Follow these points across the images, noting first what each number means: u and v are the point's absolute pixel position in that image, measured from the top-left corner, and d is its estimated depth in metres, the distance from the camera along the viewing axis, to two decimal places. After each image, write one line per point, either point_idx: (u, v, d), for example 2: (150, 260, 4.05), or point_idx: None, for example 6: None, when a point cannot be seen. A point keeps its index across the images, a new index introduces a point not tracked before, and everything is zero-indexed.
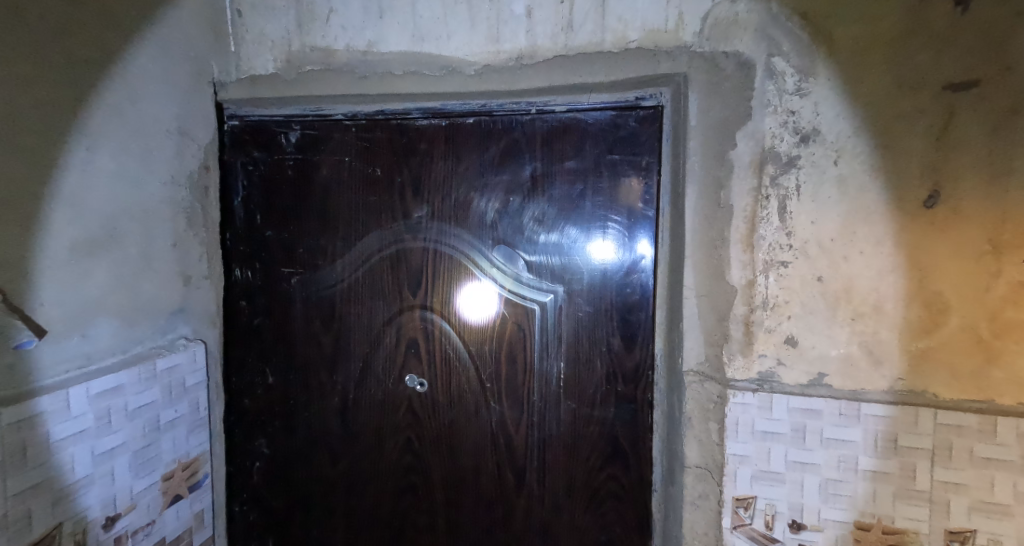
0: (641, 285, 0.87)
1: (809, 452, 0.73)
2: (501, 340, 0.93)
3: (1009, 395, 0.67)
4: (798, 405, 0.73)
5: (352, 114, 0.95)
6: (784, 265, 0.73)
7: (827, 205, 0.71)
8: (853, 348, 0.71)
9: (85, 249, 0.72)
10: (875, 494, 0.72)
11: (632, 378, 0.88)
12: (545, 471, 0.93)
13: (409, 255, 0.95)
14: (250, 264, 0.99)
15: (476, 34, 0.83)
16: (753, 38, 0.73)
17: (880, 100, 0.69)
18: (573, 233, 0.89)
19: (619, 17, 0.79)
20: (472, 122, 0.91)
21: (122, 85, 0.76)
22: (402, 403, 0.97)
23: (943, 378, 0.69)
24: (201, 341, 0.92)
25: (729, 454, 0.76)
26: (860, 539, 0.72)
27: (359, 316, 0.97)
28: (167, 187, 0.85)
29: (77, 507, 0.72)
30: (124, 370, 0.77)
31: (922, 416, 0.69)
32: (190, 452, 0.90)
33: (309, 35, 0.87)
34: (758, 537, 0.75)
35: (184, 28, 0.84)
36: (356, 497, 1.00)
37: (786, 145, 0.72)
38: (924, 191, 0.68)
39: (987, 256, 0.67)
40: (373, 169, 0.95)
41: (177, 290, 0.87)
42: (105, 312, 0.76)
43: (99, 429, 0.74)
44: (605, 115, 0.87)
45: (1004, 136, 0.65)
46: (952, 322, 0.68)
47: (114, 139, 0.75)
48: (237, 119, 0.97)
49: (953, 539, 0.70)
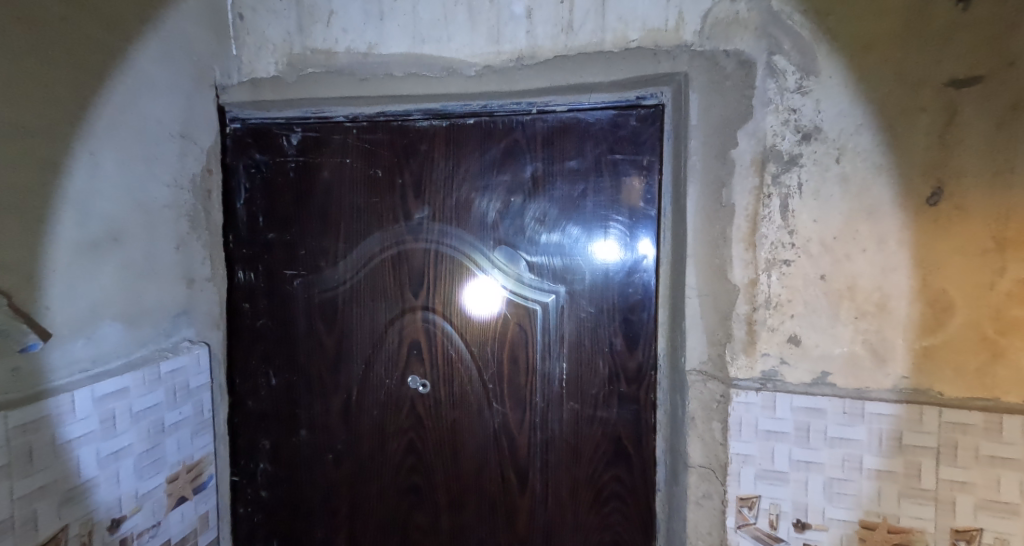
0: (643, 285, 0.87)
1: (813, 451, 0.73)
2: (503, 340, 0.93)
3: (1015, 393, 0.67)
4: (802, 404, 0.73)
5: (353, 115, 0.95)
6: (787, 264, 0.72)
7: (829, 203, 0.71)
8: (856, 347, 0.71)
9: (91, 252, 0.73)
10: (880, 493, 0.71)
11: (635, 378, 0.88)
12: (549, 473, 0.93)
13: (410, 256, 0.95)
14: (252, 266, 0.99)
15: (476, 35, 0.83)
16: (753, 36, 0.73)
17: (883, 96, 0.68)
18: (575, 233, 0.89)
19: (620, 16, 0.78)
20: (473, 123, 0.91)
21: (124, 90, 0.76)
22: (405, 403, 0.97)
23: (947, 375, 0.69)
24: (204, 343, 0.93)
25: (732, 453, 0.76)
26: (865, 538, 0.72)
27: (362, 318, 0.97)
28: (171, 191, 0.85)
29: (83, 509, 0.72)
30: (129, 373, 0.78)
31: (927, 414, 0.69)
32: (194, 454, 0.90)
33: (310, 38, 0.87)
34: (762, 537, 0.75)
35: (187, 32, 0.85)
36: (359, 499, 1.00)
37: (788, 144, 0.72)
38: (928, 189, 0.67)
39: (991, 253, 0.66)
40: (373, 170, 0.95)
41: (180, 293, 0.88)
42: (110, 315, 0.76)
43: (104, 431, 0.74)
44: (606, 115, 0.87)
45: (1008, 133, 0.65)
46: (956, 320, 0.68)
47: (117, 143, 0.76)
48: (240, 122, 0.97)
49: (959, 538, 0.69)
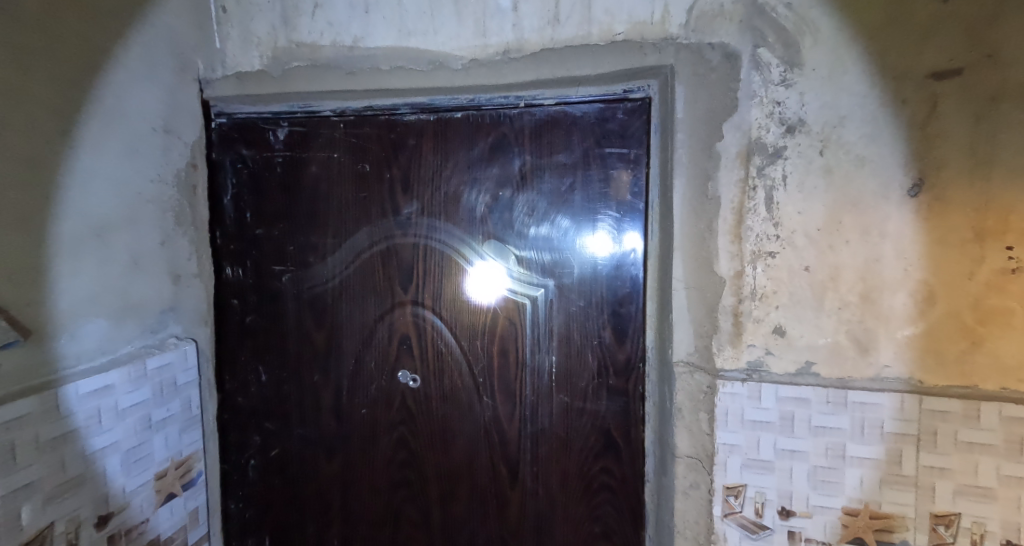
0: (631, 278, 0.88)
1: (798, 440, 0.74)
2: (493, 332, 0.93)
3: (992, 380, 0.68)
4: (787, 394, 0.74)
5: (341, 110, 0.94)
6: (772, 256, 0.73)
7: (813, 195, 0.72)
8: (840, 337, 0.72)
9: (75, 248, 0.72)
10: (863, 480, 0.73)
11: (624, 370, 0.89)
12: (539, 465, 0.93)
13: (399, 251, 0.95)
14: (241, 262, 0.99)
15: (463, 28, 0.83)
16: (738, 29, 0.73)
17: (867, 88, 0.69)
18: (565, 225, 0.89)
19: (606, 9, 0.79)
20: (461, 117, 0.91)
21: (106, 84, 0.75)
22: (395, 398, 0.97)
23: (928, 363, 0.70)
24: (191, 340, 0.92)
25: (719, 443, 0.77)
26: (848, 524, 0.73)
27: (351, 313, 0.97)
28: (155, 186, 0.84)
29: (69, 507, 0.72)
30: (114, 370, 0.77)
31: (909, 402, 0.70)
32: (183, 451, 0.90)
33: (295, 31, 0.87)
34: (748, 525, 0.76)
35: (169, 25, 0.84)
36: (351, 494, 1.00)
37: (772, 136, 0.72)
38: (909, 181, 0.68)
39: (970, 243, 0.67)
40: (361, 165, 0.95)
41: (167, 289, 0.87)
42: (95, 312, 0.76)
43: (90, 428, 0.74)
44: (593, 108, 0.87)
45: (986, 125, 0.66)
46: (936, 309, 0.69)
47: (101, 138, 0.75)
48: (225, 117, 0.96)
49: (939, 523, 0.71)
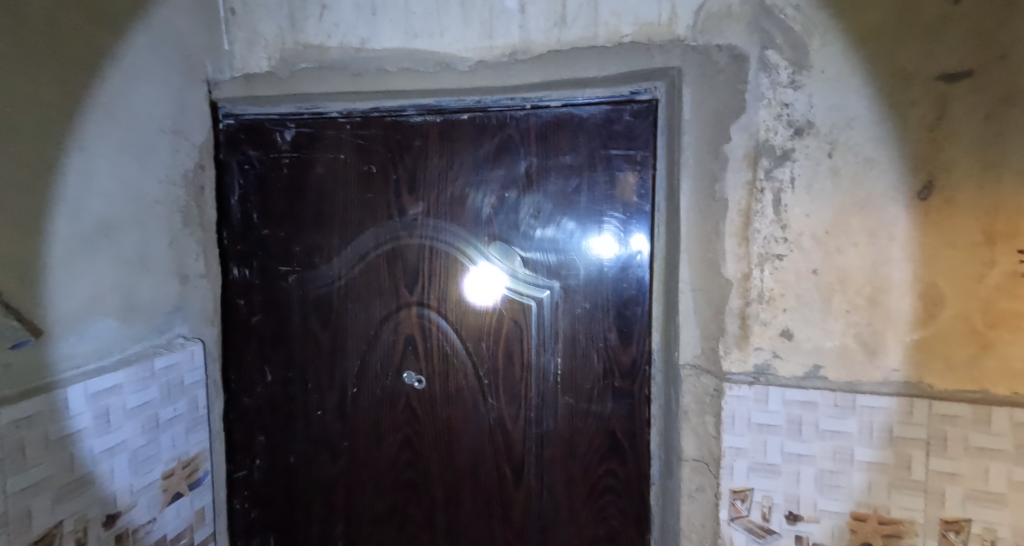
0: (637, 280, 0.87)
1: (806, 444, 0.74)
2: (499, 333, 0.93)
3: (1003, 385, 0.68)
4: (795, 397, 0.73)
5: (347, 111, 0.94)
6: (779, 258, 0.73)
7: (821, 197, 0.71)
8: (848, 340, 0.72)
9: (83, 249, 0.73)
10: (872, 484, 0.72)
11: (629, 372, 0.89)
12: (544, 466, 0.93)
13: (405, 252, 0.95)
14: (247, 262, 0.99)
15: (469, 30, 0.83)
16: (745, 30, 0.73)
17: (876, 90, 0.69)
18: (570, 227, 0.89)
19: (612, 11, 0.79)
20: (467, 118, 0.91)
21: (115, 86, 0.76)
22: (399, 399, 0.97)
23: (937, 367, 0.69)
24: (197, 340, 0.93)
25: (726, 446, 0.76)
26: (856, 529, 0.73)
27: (357, 314, 0.97)
28: (163, 187, 0.85)
29: (76, 506, 0.72)
30: (122, 370, 0.78)
31: (917, 406, 0.70)
32: (190, 451, 0.91)
33: (302, 32, 0.87)
34: (754, 529, 0.76)
35: (178, 27, 0.85)
36: (356, 494, 1.00)
37: (780, 138, 0.72)
38: (918, 184, 0.68)
39: (980, 246, 0.67)
40: (367, 166, 0.95)
41: (174, 289, 0.88)
42: (103, 312, 0.76)
43: (98, 428, 0.74)
44: (600, 110, 0.87)
45: (997, 127, 0.65)
46: (946, 313, 0.68)
47: (109, 139, 0.76)
48: (232, 119, 0.97)
49: (949, 529, 0.70)
